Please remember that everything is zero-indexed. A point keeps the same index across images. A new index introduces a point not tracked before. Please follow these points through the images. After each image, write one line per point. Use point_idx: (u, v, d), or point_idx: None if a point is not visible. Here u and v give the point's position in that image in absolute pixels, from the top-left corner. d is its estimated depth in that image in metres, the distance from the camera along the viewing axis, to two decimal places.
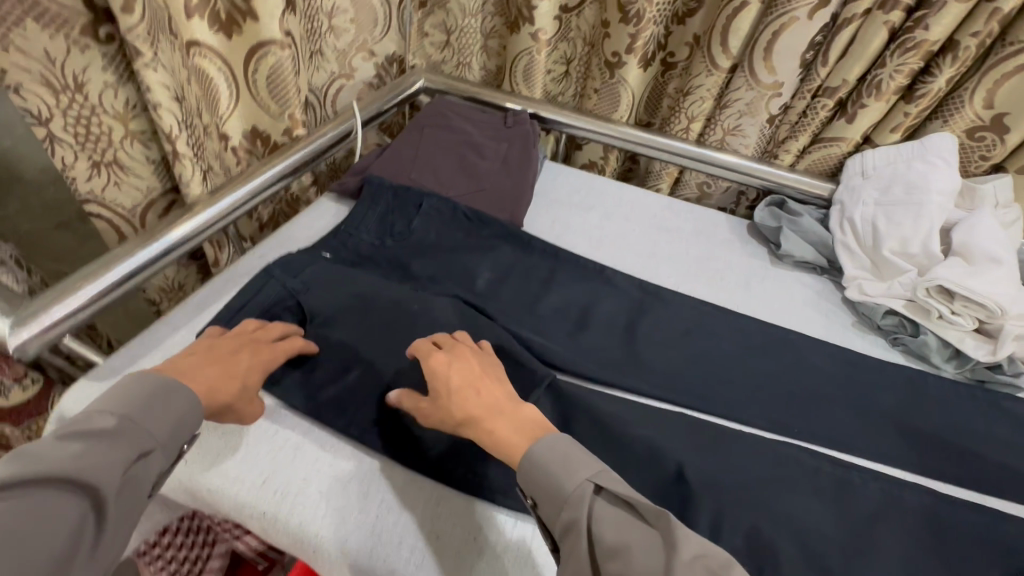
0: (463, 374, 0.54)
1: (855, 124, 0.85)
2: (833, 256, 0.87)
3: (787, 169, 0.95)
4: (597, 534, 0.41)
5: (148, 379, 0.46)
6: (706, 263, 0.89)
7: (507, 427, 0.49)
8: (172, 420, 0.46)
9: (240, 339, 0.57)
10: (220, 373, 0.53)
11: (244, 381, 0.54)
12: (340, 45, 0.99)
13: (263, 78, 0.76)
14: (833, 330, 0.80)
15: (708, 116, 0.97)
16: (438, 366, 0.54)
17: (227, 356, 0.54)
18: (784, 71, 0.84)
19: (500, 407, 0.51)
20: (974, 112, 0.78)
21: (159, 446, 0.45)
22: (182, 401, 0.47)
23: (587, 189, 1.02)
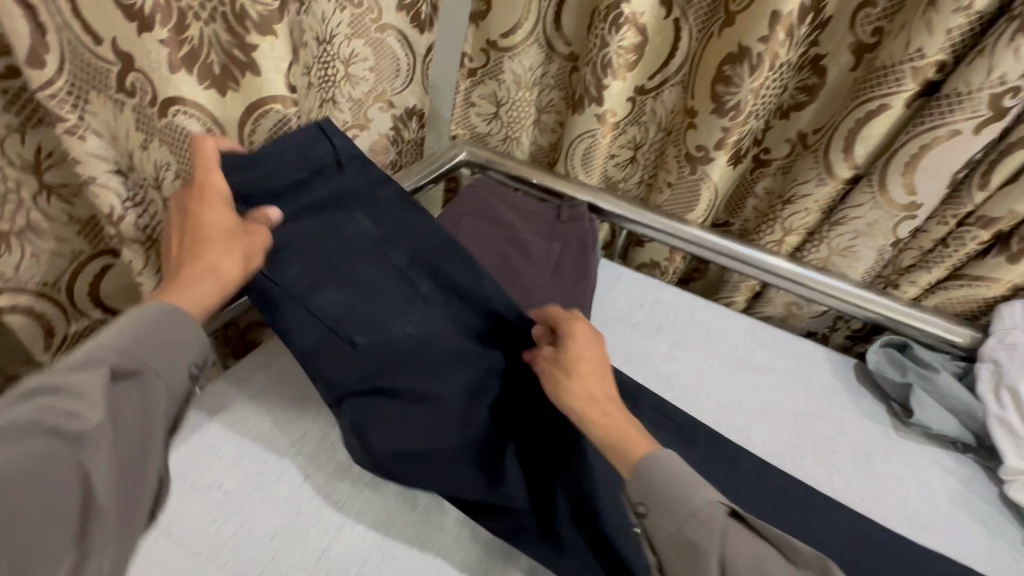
0: (593, 354, 0.56)
1: (1017, 265, 0.66)
2: (983, 433, 0.66)
3: (911, 304, 0.75)
4: (729, 560, 0.42)
5: (149, 314, 0.44)
6: (808, 422, 0.69)
7: (618, 415, 0.52)
8: (159, 350, 0.44)
9: (183, 211, 0.51)
10: (205, 276, 0.48)
11: (216, 231, 0.50)
12: (356, 94, 0.87)
13: (260, 143, 0.61)
14: (997, 553, 0.59)
15: (811, 229, 0.79)
16: (581, 335, 0.57)
17: (195, 223, 0.50)
18: (928, 194, 0.66)
19: (616, 400, 0.54)
20: None
21: (158, 380, 0.43)
22: (161, 315, 0.45)
23: (651, 302, 0.83)
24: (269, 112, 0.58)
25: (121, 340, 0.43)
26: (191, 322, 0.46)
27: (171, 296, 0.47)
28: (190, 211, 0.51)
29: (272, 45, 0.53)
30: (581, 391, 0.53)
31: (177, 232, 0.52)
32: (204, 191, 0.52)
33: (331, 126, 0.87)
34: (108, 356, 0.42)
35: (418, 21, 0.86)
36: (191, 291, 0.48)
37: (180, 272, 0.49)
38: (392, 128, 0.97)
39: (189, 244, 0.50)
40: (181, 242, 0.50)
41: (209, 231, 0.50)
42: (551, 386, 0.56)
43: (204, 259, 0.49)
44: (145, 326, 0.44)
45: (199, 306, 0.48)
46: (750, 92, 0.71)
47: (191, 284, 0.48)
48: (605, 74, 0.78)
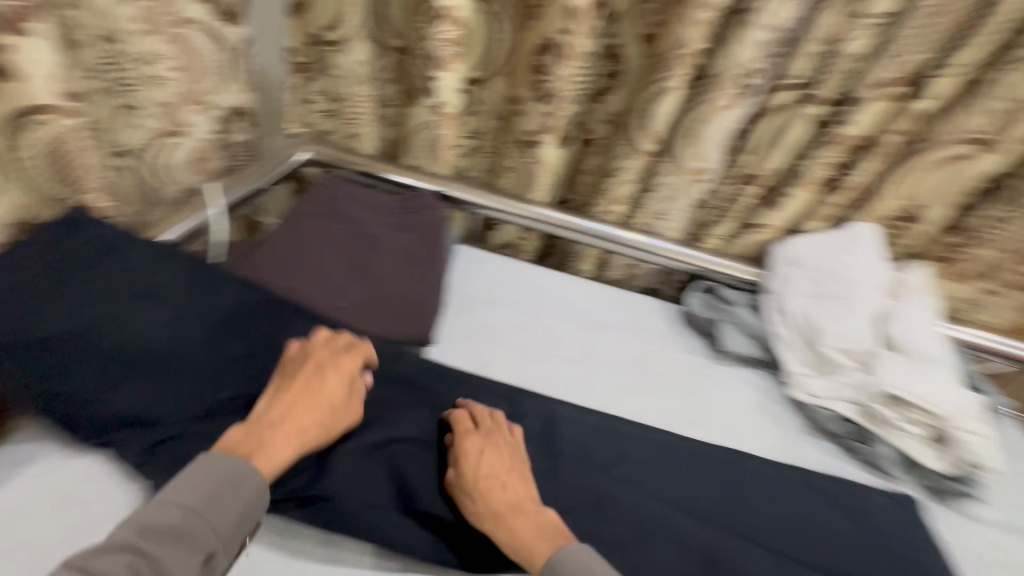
0: (492, 465, 0.57)
1: (781, 212, 0.82)
2: (772, 350, 0.82)
3: (714, 253, 0.90)
4: None
5: (218, 461, 0.47)
6: (644, 364, 0.80)
7: (524, 526, 0.52)
8: (235, 510, 0.45)
9: (313, 359, 0.59)
10: (312, 406, 0.55)
11: (329, 403, 0.56)
12: (166, 97, 0.78)
13: (37, 157, 0.58)
14: (786, 442, 0.73)
15: (632, 198, 0.90)
16: (473, 449, 0.57)
17: (315, 387, 0.56)
18: (711, 160, 0.79)
19: (523, 507, 0.54)
20: (893, 204, 0.77)
21: (227, 551, 0.45)
22: (228, 464, 0.47)
23: (507, 279, 0.90)
24: (37, 124, 0.55)
25: (179, 495, 0.44)
26: (257, 476, 0.47)
27: (240, 436, 0.51)
28: (325, 369, 0.58)
29: (31, 47, 0.52)
30: (483, 507, 0.54)
31: (296, 369, 0.58)
32: (341, 361, 0.60)
33: (139, 134, 0.76)
34: (160, 512, 0.43)
35: (224, 12, 0.82)
36: (274, 435, 0.52)
37: (281, 412, 0.54)
38: (217, 130, 0.90)
39: (287, 398, 0.55)
40: (285, 386, 0.56)
41: (321, 396, 0.56)
42: (459, 501, 0.56)
43: (291, 419, 0.53)
44: (217, 478, 0.46)
45: (274, 463, 0.50)
46: (561, 81, 0.79)
47: (275, 434, 0.52)
48: (433, 67, 0.82)
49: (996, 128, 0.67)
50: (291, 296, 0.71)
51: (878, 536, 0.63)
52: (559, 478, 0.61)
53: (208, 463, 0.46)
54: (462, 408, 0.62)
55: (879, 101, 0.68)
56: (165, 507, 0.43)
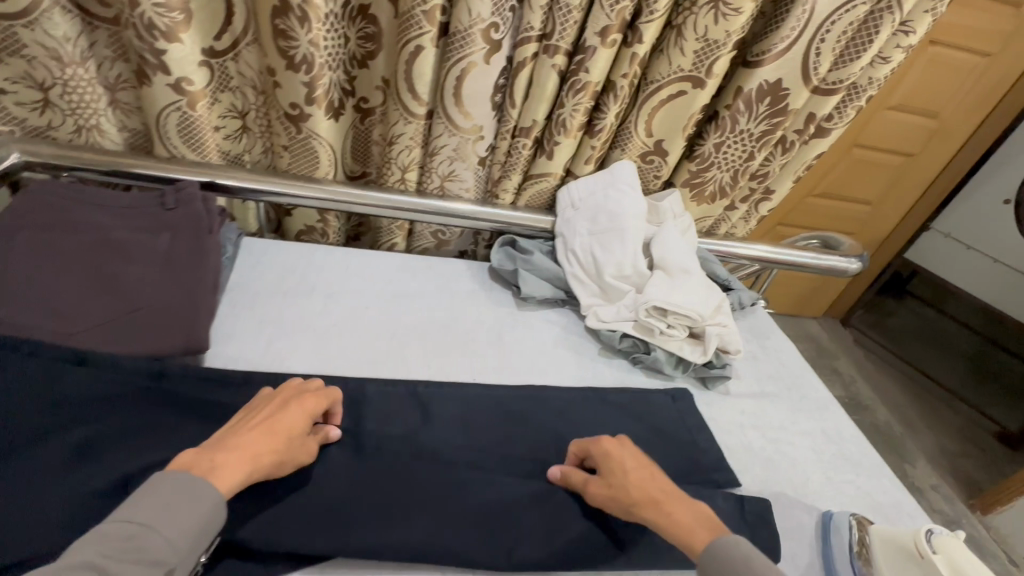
0: (278, 430, 0.54)
1: (555, 160, 0.88)
2: (569, 288, 0.89)
3: (510, 207, 0.93)
4: None
5: (174, 483, 0.46)
6: (453, 324, 0.82)
7: (233, 467, 0.49)
8: (183, 524, 0.44)
9: (280, 395, 0.58)
10: (265, 434, 0.53)
11: (285, 432, 0.54)
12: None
13: None
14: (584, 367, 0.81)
15: (421, 163, 0.89)
16: (607, 452, 0.60)
17: (274, 416, 0.55)
18: (480, 115, 0.82)
19: (676, 493, 0.57)
20: (641, 140, 0.87)
21: (184, 563, 0.45)
22: (182, 485, 0.46)
23: (303, 267, 0.85)
24: None
25: (152, 509, 0.44)
26: (217, 496, 0.47)
27: (194, 457, 0.49)
28: (286, 401, 0.57)
29: None
30: (623, 508, 0.56)
31: (256, 404, 0.56)
32: (283, 394, 0.58)
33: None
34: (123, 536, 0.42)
35: None
36: (225, 461, 0.49)
37: (240, 437, 0.52)
38: None
39: (247, 425, 0.53)
40: (246, 418, 0.55)
41: (279, 425, 0.54)
42: (606, 511, 0.58)
43: (245, 445, 0.51)
44: (167, 498, 0.45)
45: (225, 486, 0.48)
46: (312, 45, 0.73)
47: (229, 455, 0.50)
48: (156, 38, 0.71)
49: (701, 66, 0.77)
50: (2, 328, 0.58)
51: (659, 429, 0.73)
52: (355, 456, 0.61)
53: (163, 480, 0.46)
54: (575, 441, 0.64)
55: (607, 49, 0.75)
56: (121, 528, 0.42)
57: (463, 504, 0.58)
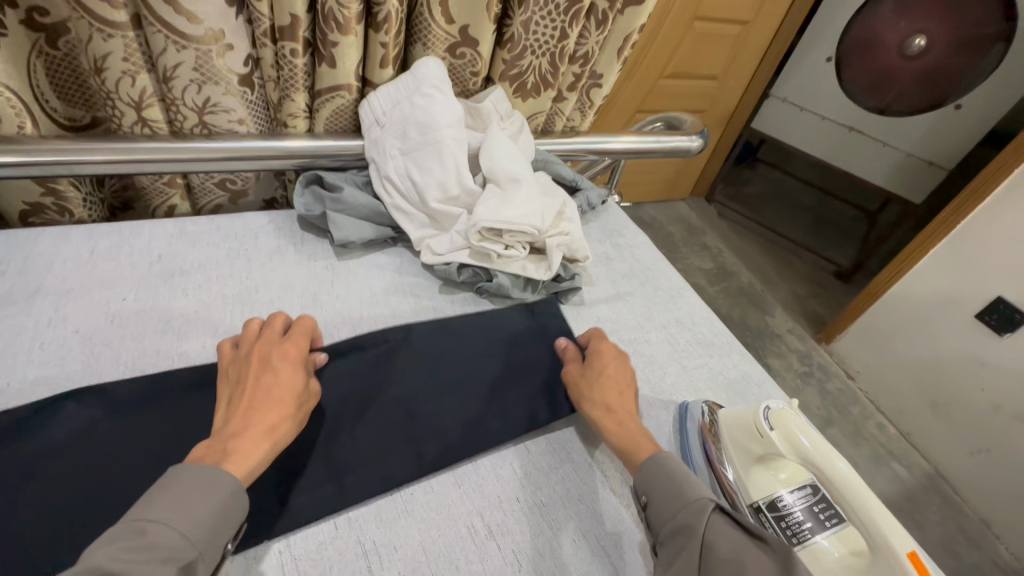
0: (266, 393, 0.48)
1: (341, 67, 0.70)
2: (394, 222, 0.76)
3: (304, 136, 0.76)
4: (709, 542, 0.43)
5: (194, 475, 0.41)
6: (252, 295, 0.66)
7: (250, 446, 0.44)
8: (202, 516, 0.39)
9: (257, 354, 0.51)
10: (267, 405, 0.48)
11: (284, 392, 0.49)
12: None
13: None
14: (424, 311, 0.70)
15: (160, 95, 0.67)
16: (608, 355, 0.64)
17: (265, 382, 0.49)
18: (212, 16, 0.61)
19: (631, 414, 0.58)
20: (442, 29, 0.72)
21: (208, 559, 0.39)
22: (192, 479, 0.40)
23: (21, 262, 0.62)
24: None
25: (174, 507, 0.39)
26: (234, 482, 0.42)
27: (205, 447, 0.44)
28: (268, 360, 0.51)
29: None
30: (592, 399, 0.59)
31: (235, 376, 0.50)
32: (263, 349, 0.52)
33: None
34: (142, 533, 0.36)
35: None
36: (239, 447, 0.44)
37: (239, 421, 0.46)
38: None
39: (244, 402, 0.47)
40: (235, 394, 0.48)
41: (274, 389, 0.49)
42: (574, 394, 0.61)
43: (255, 421, 0.46)
44: (183, 491, 0.40)
45: (244, 473, 0.43)
46: None
47: (241, 439, 0.45)
48: None
49: None
50: None
51: (510, 359, 0.66)
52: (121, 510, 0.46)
53: (182, 476, 0.40)
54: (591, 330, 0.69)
55: None
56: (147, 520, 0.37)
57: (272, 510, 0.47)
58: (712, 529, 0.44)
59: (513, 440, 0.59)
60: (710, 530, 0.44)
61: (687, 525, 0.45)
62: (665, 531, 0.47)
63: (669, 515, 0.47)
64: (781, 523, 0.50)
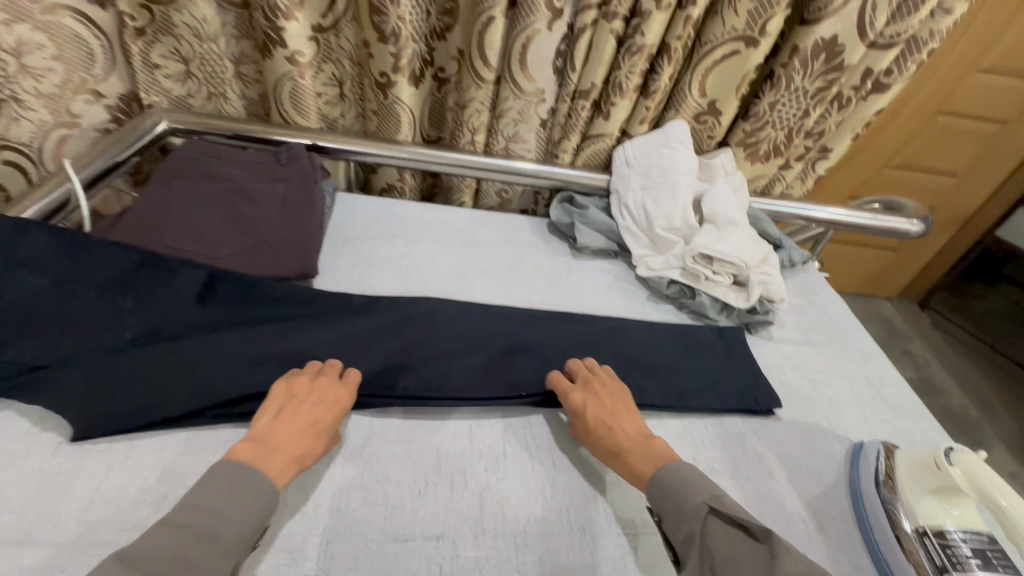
0: (300, 423, 0.57)
1: (611, 120, 0.95)
2: (621, 240, 0.96)
3: (568, 166, 1.02)
4: (712, 548, 0.51)
5: (237, 477, 0.51)
6: (515, 271, 0.91)
7: (281, 462, 0.54)
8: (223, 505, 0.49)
9: (314, 387, 0.61)
10: (303, 432, 0.57)
11: (323, 424, 0.58)
12: (47, 89, 0.82)
13: None
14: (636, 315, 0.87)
15: (489, 126, 0.99)
16: (583, 404, 0.65)
17: (302, 411, 0.58)
18: (545, 80, 0.91)
19: (640, 443, 0.62)
20: (695, 100, 0.92)
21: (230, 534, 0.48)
22: (224, 483, 0.50)
23: (387, 217, 0.97)
24: None
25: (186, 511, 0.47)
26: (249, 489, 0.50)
27: (253, 451, 0.54)
28: (323, 394, 0.61)
29: None
30: (604, 447, 0.62)
31: (283, 392, 0.60)
32: (323, 383, 0.62)
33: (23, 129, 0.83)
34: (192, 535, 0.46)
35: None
36: (275, 458, 0.54)
37: (277, 436, 0.56)
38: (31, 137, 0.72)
39: (285, 421, 0.57)
40: (289, 408, 0.58)
41: (316, 421, 0.58)
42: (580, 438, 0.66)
43: (286, 443, 0.55)
44: (235, 489, 0.50)
45: (277, 482, 0.52)
46: (400, 20, 0.85)
47: (281, 451, 0.54)
48: (277, 17, 0.85)
49: (755, 25, 0.81)
50: (166, 250, 0.74)
51: (703, 361, 0.79)
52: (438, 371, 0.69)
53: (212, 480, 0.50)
54: (556, 373, 0.70)
55: (662, 11, 0.80)
56: (201, 516, 0.47)
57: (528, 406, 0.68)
58: (711, 534, 0.52)
59: (697, 421, 0.71)
60: (707, 533, 0.52)
61: (692, 535, 0.53)
62: (679, 539, 0.54)
63: (677, 526, 0.54)
64: (944, 551, 0.56)
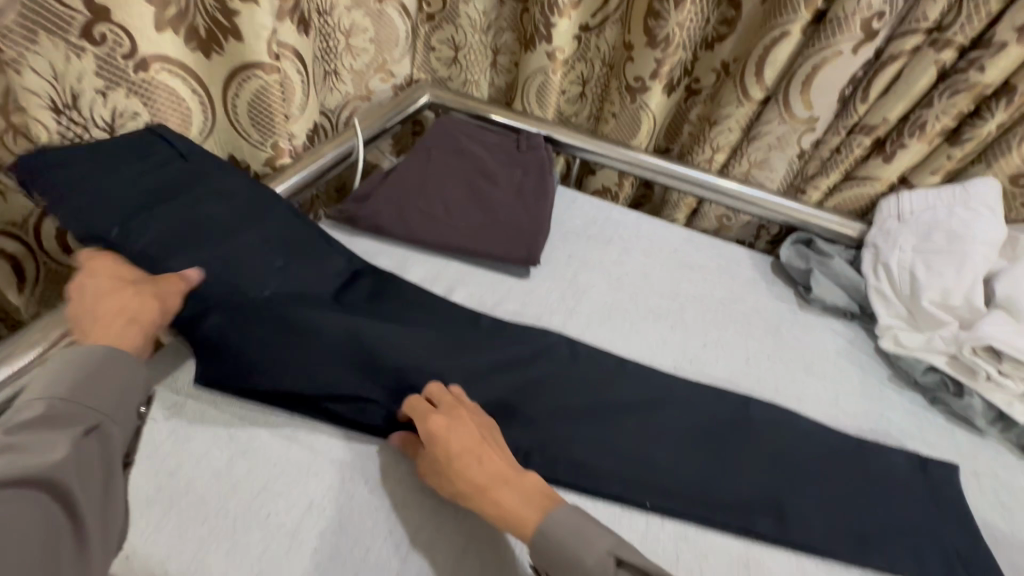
0: (100, 317, 0.48)
1: (893, 164, 0.81)
2: (865, 302, 0.82)
3: (815, 206, 0.90)
4: None
5: (82, 356, 0.43)
6: (731, 307, 0.83)
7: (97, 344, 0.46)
8: (65, 383, 0.42)
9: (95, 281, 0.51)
10: (108, 323, 0.48)
11: (125, 323, 0.48)
12: (358, 66, 0.93)
13: (243, 104, 0.69)
14: (870, 419, 0.71)
15: (734, 147, 0.91)
16: (439, 429, 0.53)
17: (132, 295, 0.50)
18: (823, 107, 0.80)
19: (506, 478, 0.51)
20: (1020, 158, 0.74)
21: (117, 419, 0.43)
22: (71, 363, 0.43)
23: (604, 220, 0.95)
24: (250, 76, 0.66)
25: (51, 385, 0.42)
26: (125, 364, 0.45)
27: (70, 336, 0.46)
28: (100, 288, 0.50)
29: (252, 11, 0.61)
30: (459, 486, 0.52)
31: (107, 279, 0.51)
32: (97, 262, 0.52)
33: (334, 98, 0.92)
34: (18, 431, 0.39)
35: None
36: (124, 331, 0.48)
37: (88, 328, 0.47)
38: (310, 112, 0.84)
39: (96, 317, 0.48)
40: (90, 306, 0.49)
41: (120, 314, 0.48)
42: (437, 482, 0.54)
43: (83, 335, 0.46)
44: (84, 371, 0.43)
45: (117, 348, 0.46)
46: (677, 26, 0.81)
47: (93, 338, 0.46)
48: (552, 14, 0.87)
49: None
50: (418, 214, 0.82)
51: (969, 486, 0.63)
52: (646, 400, 0.67)
53: (65, 357, 0.43)
54: (413, 399, 0.58)
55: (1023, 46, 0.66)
56: (36, 403, 0.40)
57: (737, 469, 0.61)
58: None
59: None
60: None
61: None
62: None
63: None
64: None
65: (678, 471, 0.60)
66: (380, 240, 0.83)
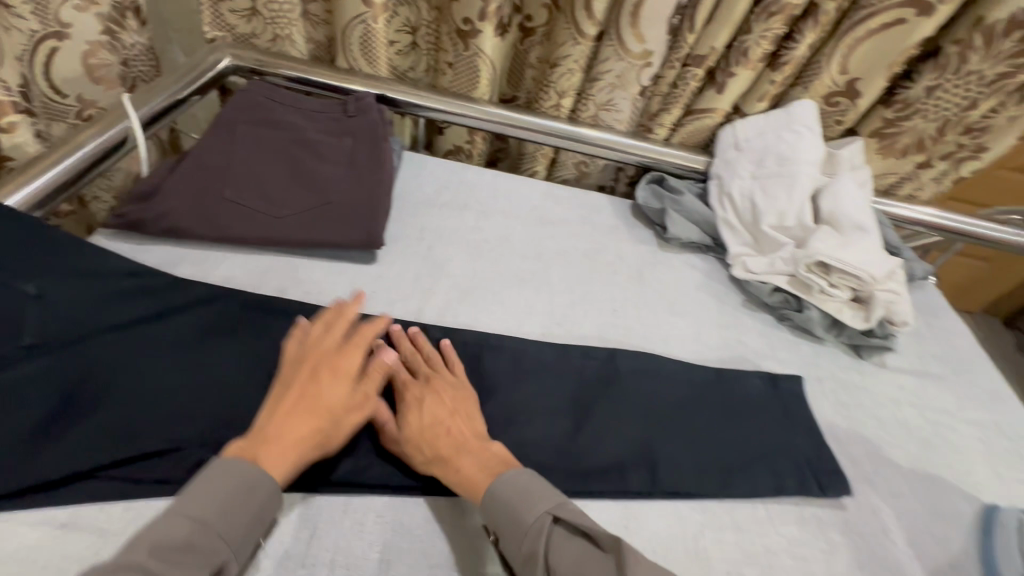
0: (302, 406, 0.49)
1: (725, 94, 0.82)
2: (716, 234, 0.84)
3: (663, 144, 0.89)
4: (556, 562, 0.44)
5: (221, 476, 0.43)
6: (596, 258, 0.81)
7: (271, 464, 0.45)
8: (216, 499, 0.42)
9: (310, 363, 0.53)
10: (309, 414, 0.49)
11: (331, 406, 0.50)
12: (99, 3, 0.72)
13: None
14: (729, 347, 0.73)
15: (579, 89, 0.87)
16: (415, 399, 0.54)
17: (318, 391, 0.50)
18: (654, 39, 0.77)
19: (468, 446, 0.52)
20: (830, 78, 0.78)
21: (240, 554, 0.43)
22: (225, 481, 0.43)
23: (456, 184, 0.87)
24: None
25: (203, 502, 0.42)
26: (267, 485, 0.44)
27: (241, 448, 0.46)
28: (318, 374, 0.52)
29: None
30: (421, 453, 0.51)
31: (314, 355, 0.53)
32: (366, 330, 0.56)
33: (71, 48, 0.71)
34: (167, 535, 0.39)
35: None
36: (270, 457, 0.46)
37: (277, 428, 0.47)
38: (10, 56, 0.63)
39: (285, 406, 0.49)
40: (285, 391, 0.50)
41: (322, 401, 0.50)
42: (404, 454, 0.52)
43: (286, 429, 0.48)
44: (222, 493, 0.43)
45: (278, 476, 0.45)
46: None
47: (277, 439, 0.47)
48: None
49: None
50: (227, 207, 0.68)
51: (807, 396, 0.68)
52: (512, 376, 0.62)
53: (219, 470, 0.44)
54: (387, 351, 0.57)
55: None
56: (177, 515, 0.41)
57: (609, 429, 0.60)
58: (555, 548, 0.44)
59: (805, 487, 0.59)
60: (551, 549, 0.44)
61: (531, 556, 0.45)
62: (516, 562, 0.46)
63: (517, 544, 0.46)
64: None
65: (552, 448, 0.57)
66: (183, 243, 0.69)
